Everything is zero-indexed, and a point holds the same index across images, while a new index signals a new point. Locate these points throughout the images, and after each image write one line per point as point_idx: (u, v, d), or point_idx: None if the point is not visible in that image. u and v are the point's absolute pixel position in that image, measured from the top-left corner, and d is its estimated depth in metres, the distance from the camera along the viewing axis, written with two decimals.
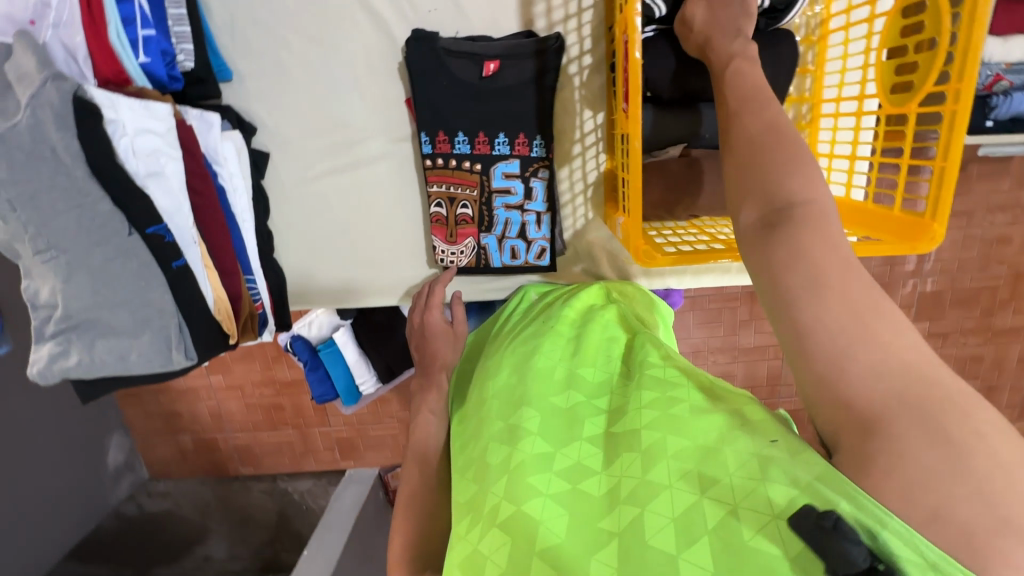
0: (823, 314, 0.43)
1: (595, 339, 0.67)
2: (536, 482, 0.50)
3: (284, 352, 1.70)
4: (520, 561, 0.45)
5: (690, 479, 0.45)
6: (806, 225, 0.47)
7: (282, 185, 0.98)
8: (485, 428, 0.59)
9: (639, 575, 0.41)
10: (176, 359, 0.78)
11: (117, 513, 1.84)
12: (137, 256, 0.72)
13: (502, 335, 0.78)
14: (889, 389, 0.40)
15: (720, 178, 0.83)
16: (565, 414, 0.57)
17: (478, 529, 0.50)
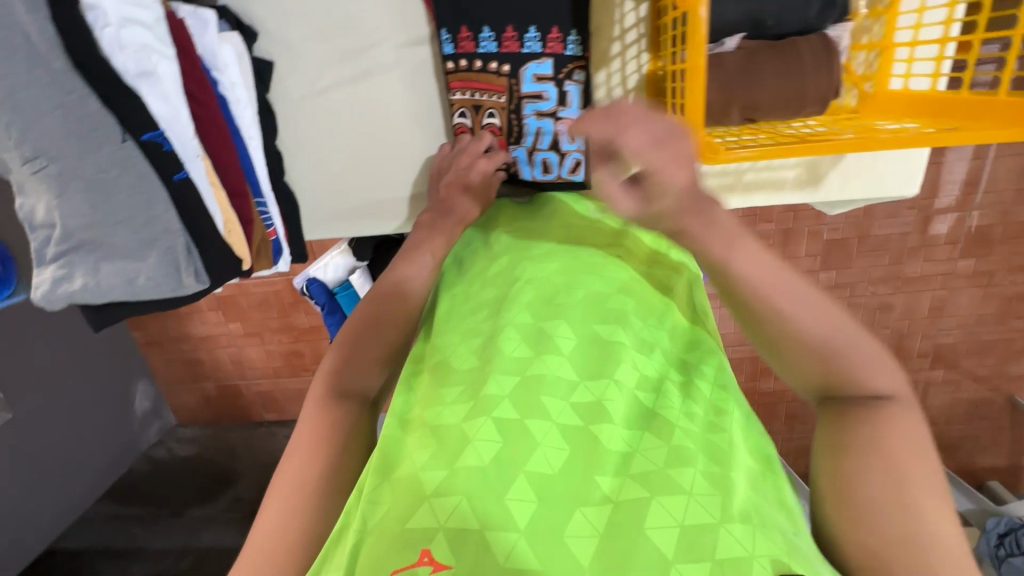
0: (864, 476, 0.47)
1: (654, 314, 0.69)
2: (548, 403, 0.56)
3: (300, 298, 1.65)
4: (508, 462, 0.51)
5: (712, 499, 0.49)
6: (833, 363, 0.53)
7: (289, 99, 0.89)
8: (509, 313, 0.66)
9: (606, 540, 0.47)
10: (188, 281, 0.72)
11: (147, 456, 1.87)
12: (133, 165, 0.65)
13: (540, 227, 0.80)
14: (891, 479, 0.47)
15: (785, 70, 0.72)
16: (598, 357, 0.62)
17: (468, 404, 0.57)
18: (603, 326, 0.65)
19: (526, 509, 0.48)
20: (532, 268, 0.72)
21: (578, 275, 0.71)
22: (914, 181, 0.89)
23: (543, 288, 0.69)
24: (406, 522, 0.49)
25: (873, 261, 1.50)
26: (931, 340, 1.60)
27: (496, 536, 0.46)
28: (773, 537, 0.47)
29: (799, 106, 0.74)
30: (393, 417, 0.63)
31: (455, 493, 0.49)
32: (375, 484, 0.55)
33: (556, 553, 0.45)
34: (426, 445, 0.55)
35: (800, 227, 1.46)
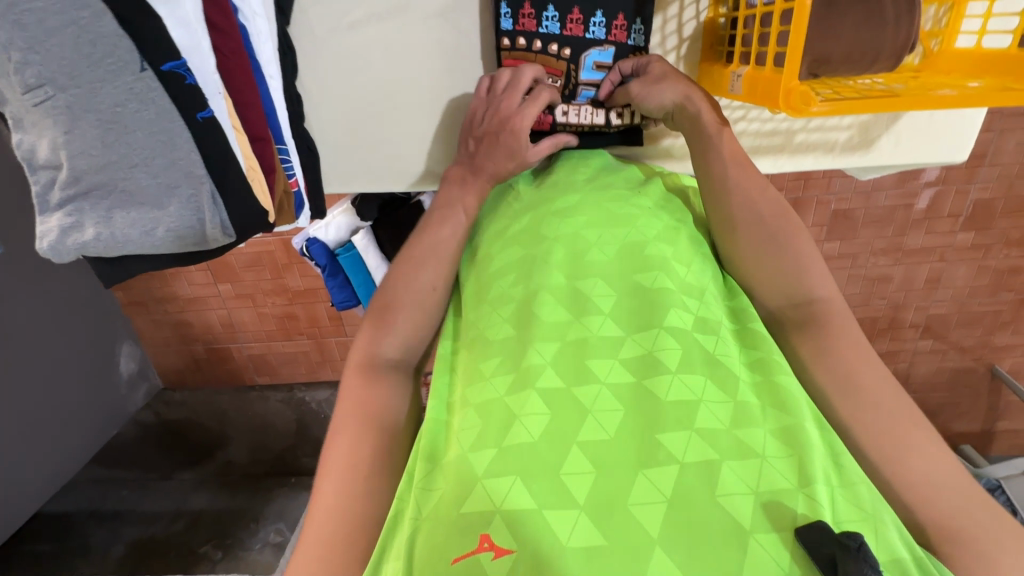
0: (869, 419, 0.52)
1: (694, 261, 0.64)
2: (596, 366, 0.52)
3: (296, 259, 1.58)
4: (560, 434, 0.47)
5: (788, 463, 0.45)
6: (790, 263, 0.61)
7: (314, 35, 0.82)
8: (541, 274, 0.61)
9: (687, 511, 0.42)
10: (212, 233, 0.66)
11: (135, 420, 1.80)
12: (154, 100, 0.57)
13: (564, 180, 0.75)
14: (889, 411, 0.52)
15: (865, 22, 0.67)
16: (641, 308, 0.57)
17: (509, 376, 0.53)
18: (646, 276, 0.59)
19: (585, 483, 0.44)
20: (559, 222, 0.67)
21: (611, 226, 0.65)
22: (966, 146, 0.86)
23: (575, 242, 0.64)
24: (461, 507, 0.45)
25: (877, 233, 1.46)
26: (924, 310, 1.59)
27: (558, 514, 0.42)
28: (855, 503, 0.45)
29: (872, 62, 0.70)
30: (436, 401, 0.58)
31: (507, 472, 0.45)
32: (425, 470, 0.51)
33: (621, 523, 0.42)
34: (471, 421, 0.51)
35: (809, 196, 1.42)
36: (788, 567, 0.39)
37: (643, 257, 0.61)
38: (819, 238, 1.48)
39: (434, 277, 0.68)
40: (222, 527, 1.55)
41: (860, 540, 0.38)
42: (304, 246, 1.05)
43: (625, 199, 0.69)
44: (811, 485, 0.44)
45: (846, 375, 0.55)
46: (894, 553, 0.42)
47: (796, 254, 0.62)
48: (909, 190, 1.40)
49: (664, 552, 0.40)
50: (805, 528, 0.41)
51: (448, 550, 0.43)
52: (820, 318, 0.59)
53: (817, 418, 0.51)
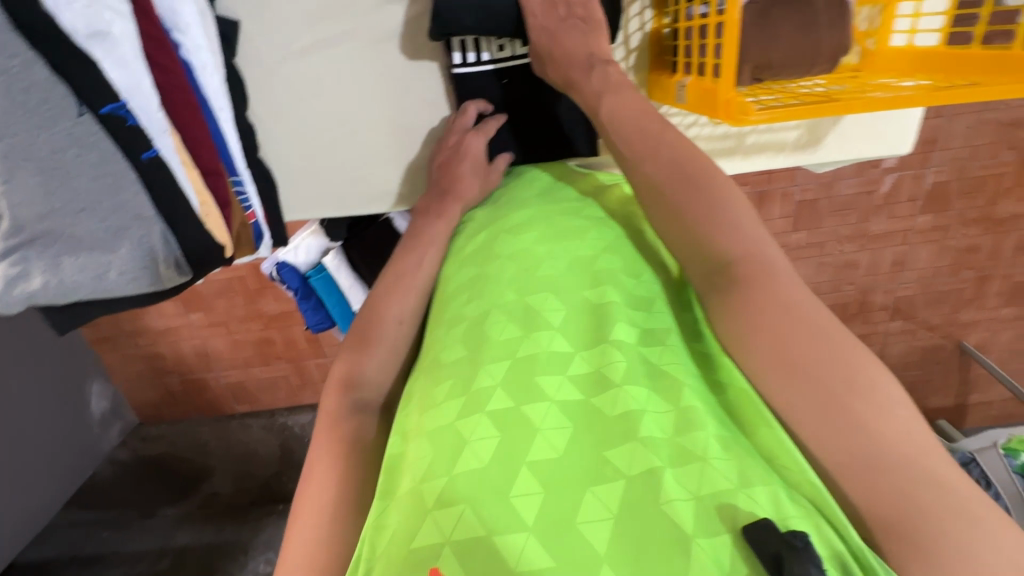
0: (802, 389, 0.45)
1: (644, 268, 0.64)
2: (544, 383, 0.52)
3: (268, 283, 1.55)
4: (507, 459, 0.47)
5: (730, 463, 0.45)
6: (701, 213, 0.55)
7: (261, 65, 0.81)
8: (492, 294, 0.61)
9: (633, 525, 0.42)
10: (167, 273, 0.65)
11: (111, 459, 1.74)
12: (94, 143, 0.57)
13: (514, 199, 0.76)
14: (831, 383, 0.44)
15: (798, 27, 0.69)
16: (591, 321, 0.57)
17: (460, 399, 0.53)
18: (594, 291, 0.60)
19: (534, 505, 0.44)
20: (511, 241, 0.67)
21: (559, 240, 0.66)
22: (908, 138, 0.89)
23: (526, 259, 0.64)
24: (412, 541, 0.44)
25: (841, 221, 1.50)
26: (891, 293, 1.63)
27: (505, 540, 0.42)
28: (797, 496, 0.43)
29: (811, 65, 0.72)
30: (396, 433, 0.57)
31: (457, 501, 0.45)
32: (381, 506, 0.50)
33: (570, 543, 0.42)
34: (424, 450, 0.50)
35: (774, 190, 1.45)
36: (730, 568, 0.39)
37: (594, 271, 0.62)
38: (786, 229, 1.51)
39: (400, 311, 0.68)
40: (211, 561, 1.55)
41: (806, 540, 0.38)
42: (273, 270, 1.04)
43: (573, 213, 0.70)
44: (752, 485, 0.43)
45: (783, 343, 0.47)
46: (832, 546, 0.40)
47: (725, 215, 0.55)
48: (868, 178, 1.45)
49: (611, 567, 0.40)
50: (749, 526, 0.40)
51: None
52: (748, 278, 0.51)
53: (766, 409, 0.49)
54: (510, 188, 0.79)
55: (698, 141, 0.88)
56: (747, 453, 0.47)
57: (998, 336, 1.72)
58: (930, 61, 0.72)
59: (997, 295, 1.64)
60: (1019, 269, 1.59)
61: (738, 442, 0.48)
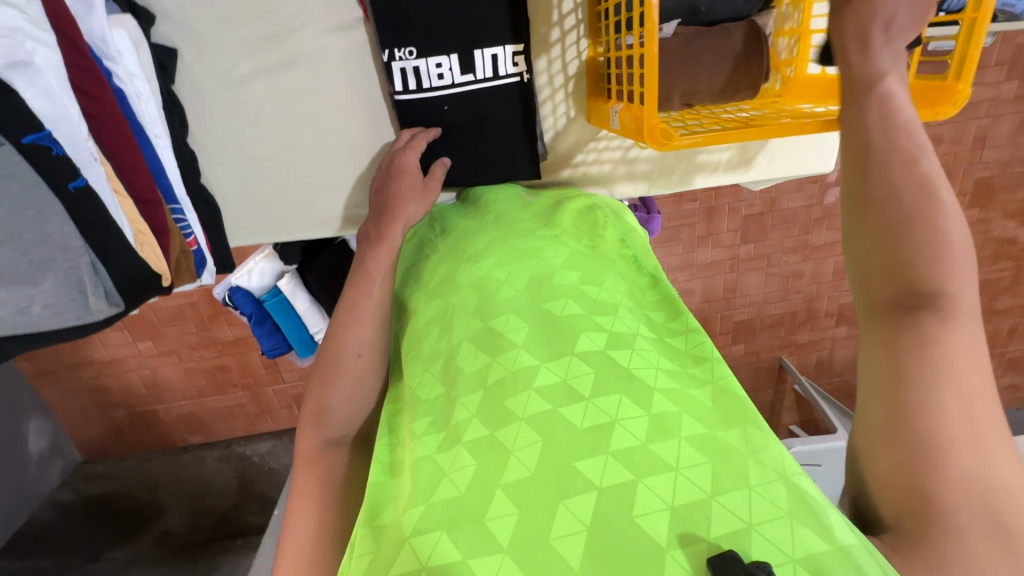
0: (938, 416, 0.40)
1: (607, 277, 0.67)
2: (514, 405, 0.53)
3: (222, 308, 1.51)
4: (483, 484, 0.48)
5: (703, 470, 0.46)
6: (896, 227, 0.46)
7: (201, 92, 0.81)
8: (456, 325, 0.63)
9: (609, 537, 0.43)
10: (96, 306, 0.63)
11: (51, 501, 1.64)
12: (16, 174, 0.55)
13: (476, 223, 0.78)
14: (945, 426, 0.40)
15: (720, 56, 0.74)
16: (555, 333, 0.58)
17: (440, 435, 0.54)
18: (555, 303, 0.61)
19: (510, 525, 0.45)
20: (473, 268, 0.69)
21: (515, 262, 0.68)
22: (830, 158, 0.96)
23: (486, 285, 0.66)
24: (389, 568, 0.45)
25: (785, 233, 1.58)
26: (836, 300, 1.71)
27: (482, 561, 0.43)
28: (774, 501, 0.44)
29: (733, 93, 0.77)
30: (378, 462, 0.59)
31: (432, 528, 0.45)
32: (362, 533, 0.51)
33: (546, 561, 0.42)
34: (406, 484, 0.52)
35: (721, 205, 1.52)
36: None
37: (557, 287, 0.64)
38: (735, 242, 1.58)
39: (359, 344, 0.68)
40: None
41: (766, 569, 0.39)
42: (226, 294, 1.00)
43: (529, 233, 0.73)
44: (721, 493, 0.44)
45: (929, 365, 0.42)
46: (808, 548, 0.41)
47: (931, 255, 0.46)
48: (808, 192, 1.53)
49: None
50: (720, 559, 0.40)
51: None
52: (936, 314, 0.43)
53: (735, 417, 0.51)
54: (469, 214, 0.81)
55: (636, 163, 0.93)
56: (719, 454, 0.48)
57: None
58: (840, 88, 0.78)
59: None
60: None
61: (711, 442, 0.49)
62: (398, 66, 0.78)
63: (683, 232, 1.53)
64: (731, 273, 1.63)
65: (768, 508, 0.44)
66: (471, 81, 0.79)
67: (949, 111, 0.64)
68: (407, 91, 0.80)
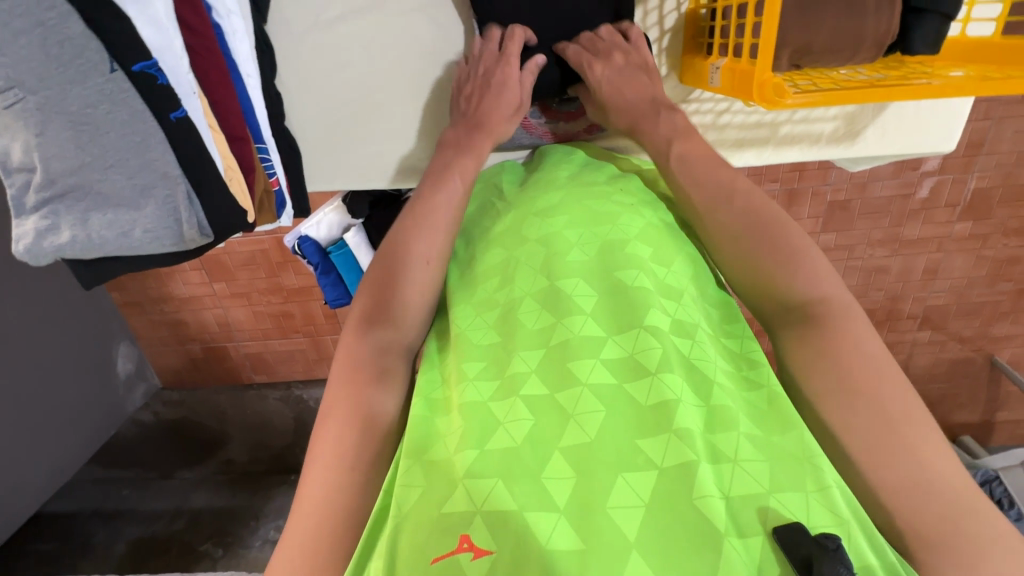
0: (853, 418, 0.49)
1: (676, 259, 0.62)
2: (578, 368, 0.51)
3: (290, 257, 1.57)
4: (538, 443, 0.47)
5: (763, 466, 0.45)
6: (762, 237, 0.59)
7: (291, 34, 0.81)
8: (520, 279, 0.61)
9: (667, 518, 0.42)
10: (190, 234, 0.65)
11: (134, 420, 1.81)
12: (125, 100, 0.57)
13: (546, 177, 0.74)
14: (875, 428, 0.48)
15: (844, 9, 0.66)
16: (622, 307, 0.56)
17: (493, 383, 0.53)
18: (626, 274, 0.58)
19: (567, 489, 0.45)
20: (541, 223, 0.66)
21: (591, 224, 0.64)
22: (952, 136, 0.85)
23: (554, 243, 0.62)
24: (442, 506, 0.45)
25: (873, 224, 1.45)
26: (922, 302, 1.57)
27: (536, 517, 0.43)
28: (833, 508, 0.43)
29: (854, 52, 0.69)
30: (422, 397, 0.57)
31: (489, 476, 0.45)
32: (407, 466, 0.49)
33: (601, 529, 0.42)
34: (456, 423, 0.50)
35: (804, 188, 1.40)
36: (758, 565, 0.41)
37: (626, 253, 0.60)
38: (815, 230, 1.46)
39: (429, 250, 0.65)
40: (221, 525, 1.57)
41: (837, 541, 0.39)
42: (295, 243, 1.06)
43: (605, 196, 0.68)
44: (781, 491, 0.44)
45: (829, 360, 0.52)
46: (864, 560, 0.41)
47: (794, 249, 0.58)
48: (906, 181, 1.39)
49: (641, 555, 0.40)
50: (781, 529, 0.42)
51: (432, 553, 0.43)
52: (819, 319, 0.54)
53: (794, 417, 0.49)
54: (539, 170, 0.77)
55: (729, 127, 0.86)
56: (784, 456, 0.47)
57: None
58: (982, 53, 0.70)
59: None
60: None
61: (768, 444, 0.47)
62: None
63: None
64: None
65: (827, 510, 0.43)
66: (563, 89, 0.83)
67: None
68: None
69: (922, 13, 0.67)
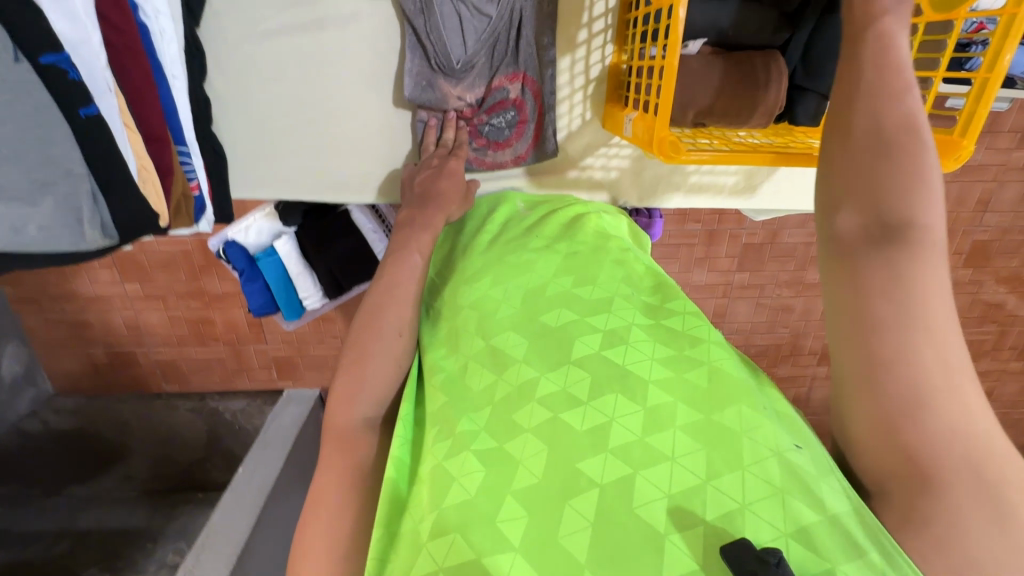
0: (908, 361, 0.42)
1: (600, 273, 0.67)
2: (520, 417, 0.52)
3: (213, 262, 1.50)
4: (493, 489, 0.48)
5: (698, 457, 0.46)
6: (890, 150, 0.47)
7: (225, 41, 0.81)
8: (464, 345, 0.63)
9: (610, 530, 0.43)
10: (91, 236, 0.63)
11: (17, 429, 1.61)
12: (30, 91, 0.55)
13: (474, 241, 0.78)
14: (923, 379, 0.41)
15: (739, 81, 0.75)
16: (557, 342, 0.58)
17: (445, 444, 0.54)
18: (551, 314, 0.62)
19: (520, 528, 0.45)
20: (470, 292, 0.69)
21: (512, 279, 0.68)
22: None
23: (484, 305, 0.65)
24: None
25: (780, 267, 1.58)
26: (820, 339, 1.72)
27: (494, 561, 0.43)
28: (767, 480, 0.44)
29: (747, 117, 0.78)
30: (393, 460, 0.57)
31: (449, 530, 0.46)
32: (380, 535, 0.51)
33: (556, 558, 0.43)
34: (423, 493, 0.52)
35: (722, 230, 1.52)
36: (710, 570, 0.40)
37: (550, 294, 0.65)
38: (730, 269, 1.58)
39: (400, 323, 0.66)
40: (114, 549, 1.42)
41: (779, 555, 0.37)
42: (221, 247, 1.03)
43: (524, 246, 0.73)
44: (717, 478, 0.45)
45: (895, 275, 0.44)
46: (797, 520, 0.42)
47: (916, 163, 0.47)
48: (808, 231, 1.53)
49: (593, 571, 0.41)
50: (731, 547, 0.39)
51: None
52: (909, 236, 0.45)
53: (736, 393, 0.51)
54: (475, 230, 0.81)
55: (646, 176, 0.94)
56: (714, 440, 0.47)
57: None
58: None
59: None
60: None
61: (704, 429, 0.48)
62: (422, 120, 0.84)
63: (682, 251, 1.52)
64: (722, 299, 1.63)
65: (758, 487, 0.44)
66: (490, 103, 0.82)
67: (951, 164, 0.72)
68: (434, 127, 0.84)
69: (804, 91, 0.78)
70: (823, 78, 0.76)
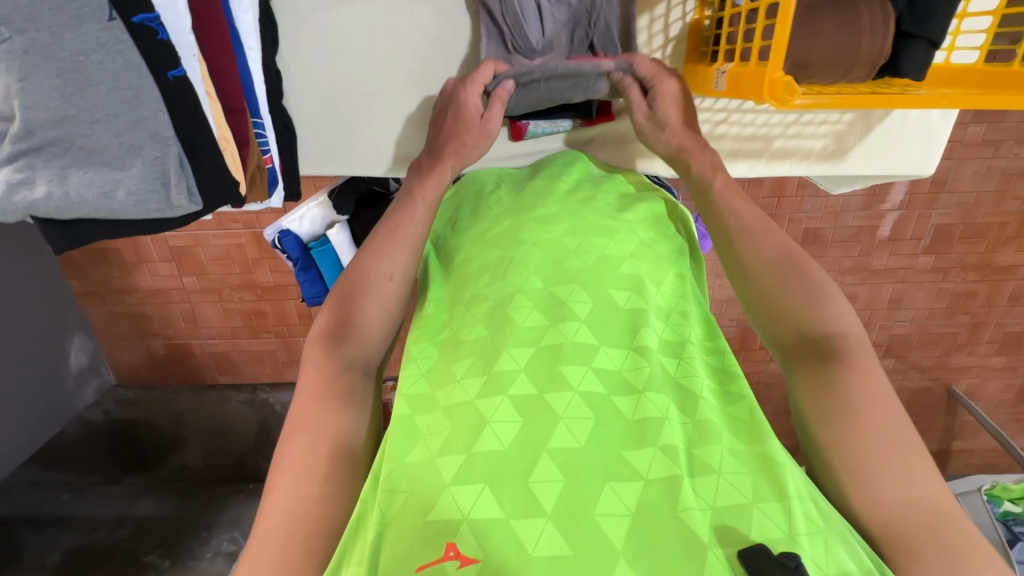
0: (856, 439, 0.48)
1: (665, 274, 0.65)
2: (569, 372, 0.51)
3: (265, 253, 1.51)
4: (530, 446, 0.47)
5: (745, 481, 0.46)
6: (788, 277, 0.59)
7: (296, 12, 0.80)
8: (522, 281, 0.60)
9: (648, 531, 0.43)
10: (177, 200, 0.63)
11: (82, 419, 1.68)
12: (120, 52, 0.54)
13: (546, 189, 0.73)
14: (869, 448, 0.48)
15: (841, 29, 0.69)
16: (617, 325, 0.56)
17: (480, 380, 0.52)
18: (621, 292, 0.59)
19: (553, 492, 0.45)
20: (536, 230, 0.66)
21: (587, 235, 0.64)
22: (931, 162, 0.89)
23: (552, 250, 0.62)
24: (427, 515, 0.44)
25: (843, 252, 1.47)
26: (887, 330, 1.59)
27: (524, 524, 0.43)
28: (787, 517, 0.44)
29: (848, 70, 0.72)
30: (403, 396, 0.55)
31: (476, 480, 0.45)
32: (388, 470, 0.48)
33: (585, 533, 0.42)
34: (441, 425, 0.50)
35: (783, 214, 1.43)
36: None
37: (621, 271, 0.61)
38: None
39: (390, 267, 0.64)
40: (172, 535, 1.43)
41: (794, 563, 0.39)
42: (275, 238, 0.99)
43: (601, 208, 0.69)
44: (763, 501, 0.45)
45: (843, 394, 0.51)
46: (841, 566, 0.41)
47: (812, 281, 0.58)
48: (875, 213, 1.41)
49: (627, 563, 0.41)
50: (746, 553, 0.41)
51: (414, 558, 0.42)
52: (838, 352, 0.53)
53: (766, 430, 0.52)
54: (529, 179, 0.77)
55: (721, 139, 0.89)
56: (759, 469, 0.48)
57: (985, 384, 1.69)
58: (964, 78, 0.75)
59: (988, 342, 1.62)
60: (1013, 318, 1.56)
61: (747, 459, 0.49)
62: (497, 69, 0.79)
63: None
64: None
65: (807, 520, 0.44)
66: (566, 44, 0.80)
67: None
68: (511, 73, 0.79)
69: (911, 39, 0.71)
70: (930, 22, 0.70)
